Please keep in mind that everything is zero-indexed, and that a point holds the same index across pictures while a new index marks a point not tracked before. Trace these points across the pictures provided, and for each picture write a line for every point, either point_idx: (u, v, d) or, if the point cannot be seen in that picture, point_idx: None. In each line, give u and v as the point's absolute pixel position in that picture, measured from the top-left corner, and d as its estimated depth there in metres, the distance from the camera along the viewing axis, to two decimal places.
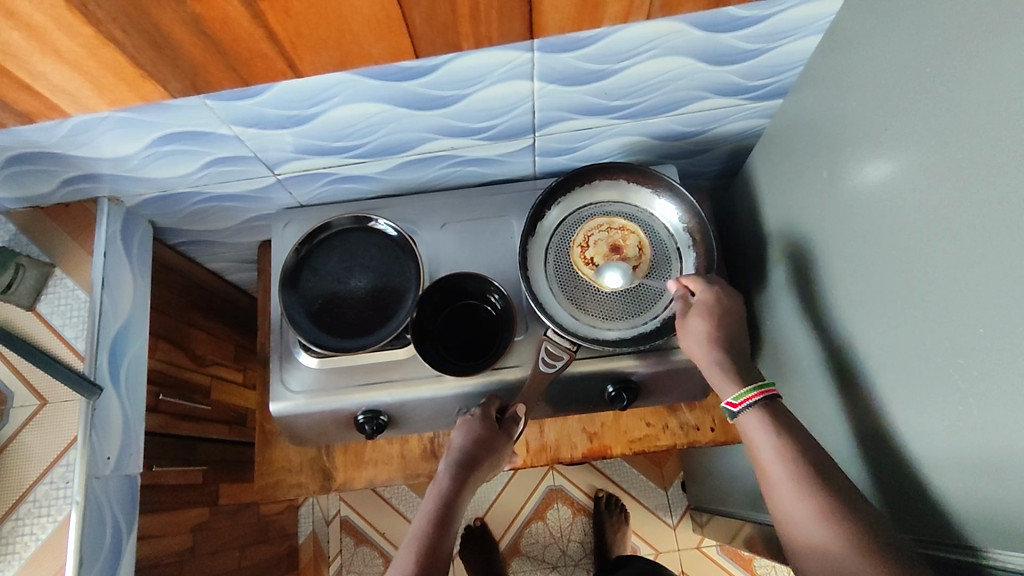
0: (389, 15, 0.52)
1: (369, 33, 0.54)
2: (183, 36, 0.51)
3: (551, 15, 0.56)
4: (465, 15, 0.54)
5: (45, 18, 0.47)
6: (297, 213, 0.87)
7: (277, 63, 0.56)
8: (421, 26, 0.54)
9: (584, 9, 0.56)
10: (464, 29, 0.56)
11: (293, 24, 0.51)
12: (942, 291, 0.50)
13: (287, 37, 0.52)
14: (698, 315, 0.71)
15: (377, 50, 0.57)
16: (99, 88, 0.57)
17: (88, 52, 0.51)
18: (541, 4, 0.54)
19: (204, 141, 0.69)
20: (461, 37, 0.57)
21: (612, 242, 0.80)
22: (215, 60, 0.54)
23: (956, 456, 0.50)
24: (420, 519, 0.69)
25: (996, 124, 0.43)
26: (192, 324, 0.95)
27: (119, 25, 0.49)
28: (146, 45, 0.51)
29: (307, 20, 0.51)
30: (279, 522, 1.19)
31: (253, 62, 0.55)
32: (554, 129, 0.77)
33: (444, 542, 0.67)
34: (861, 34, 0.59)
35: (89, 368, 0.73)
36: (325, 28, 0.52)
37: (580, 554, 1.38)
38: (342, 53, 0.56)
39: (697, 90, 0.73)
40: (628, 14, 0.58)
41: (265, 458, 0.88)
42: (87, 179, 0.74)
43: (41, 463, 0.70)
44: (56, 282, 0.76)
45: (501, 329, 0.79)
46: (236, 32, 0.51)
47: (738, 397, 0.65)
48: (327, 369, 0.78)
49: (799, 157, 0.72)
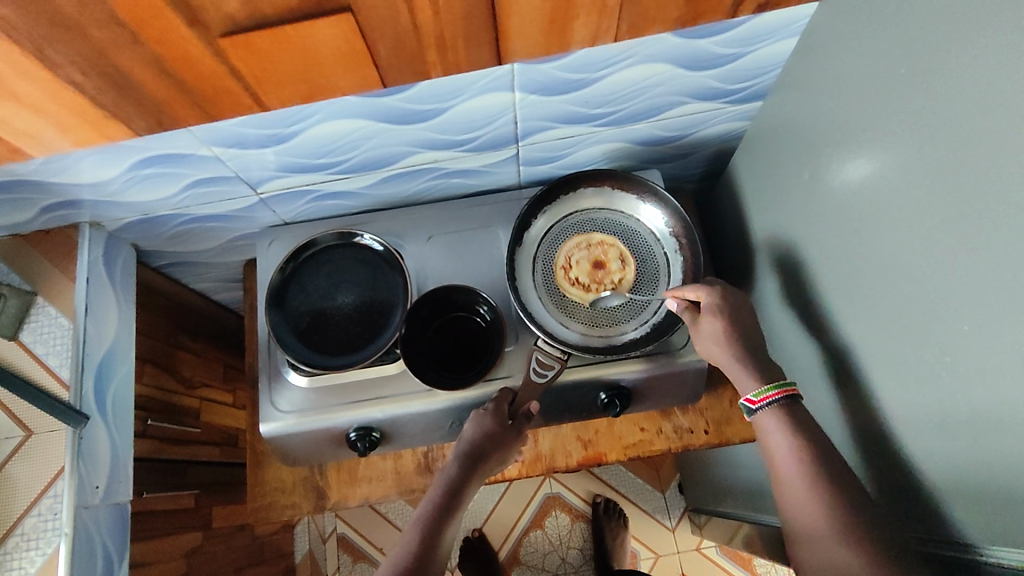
0: (355, 48, 0.50)
1: (335, 66, 0.51)
2: (143, 74, 0.49)
3: (520, 43, 0.53)
4: (431, 45, 0.51)
5: (5, 65, 0.46)
6: (281, 231, 0.86)
7: (243, 98, 0.53)
8: (388, 56, 0.51)
9: (552, 33, 0.52)
10: (431, 58, 0.52)
11: (257, 60, 0.49)
12: (928, 291, 0.50)
13: (251, 71, 0.50)
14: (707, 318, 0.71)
15: (344, 83, 0.54)
16: (64, 129, 0.55)
17: (48, 96, 0.50)
18: (507, 31, 0.51)
19: (183, 163, 0.68)
20: (429, 65, 0.53)
21: (593, 258, 0.80)
22: (181, 97, 0.52)
23: (956, 461, 0.50)
24: (426, 502, 0.73)
25: (984, 133, 0.43)
26: (178, 346, 0.94)
27: (77, 68, 0.47)
28: (108, 87, 0.50)
29: (272, 56, 0.49)
30: (274, 542, 1.18)
31: (218, 98, 0.53)
32: (537, 138, 0.77)
33: (444, 532, 0.70)
34: (837, 38, 0.59)
35: (74, 398, 0.72)
36: (290, 61, 0.50)
37: (579, 561, 1.37)
38: (307, 88, 0.53)
39: (678, 95, 0.74)
40: (596, 37, 0.54)
41: (257, 479, 0.87)
42: (66, 206, 0.73)
43: (26, 498, 0.69)
44: (38, 311, 0.75)
45: (491, 340, 0.78)
46: (198, 70, 0.49)
47: (758, 394, 0.65)
48: (317, 388, 0.77)
49: (780, 158, 0.72)
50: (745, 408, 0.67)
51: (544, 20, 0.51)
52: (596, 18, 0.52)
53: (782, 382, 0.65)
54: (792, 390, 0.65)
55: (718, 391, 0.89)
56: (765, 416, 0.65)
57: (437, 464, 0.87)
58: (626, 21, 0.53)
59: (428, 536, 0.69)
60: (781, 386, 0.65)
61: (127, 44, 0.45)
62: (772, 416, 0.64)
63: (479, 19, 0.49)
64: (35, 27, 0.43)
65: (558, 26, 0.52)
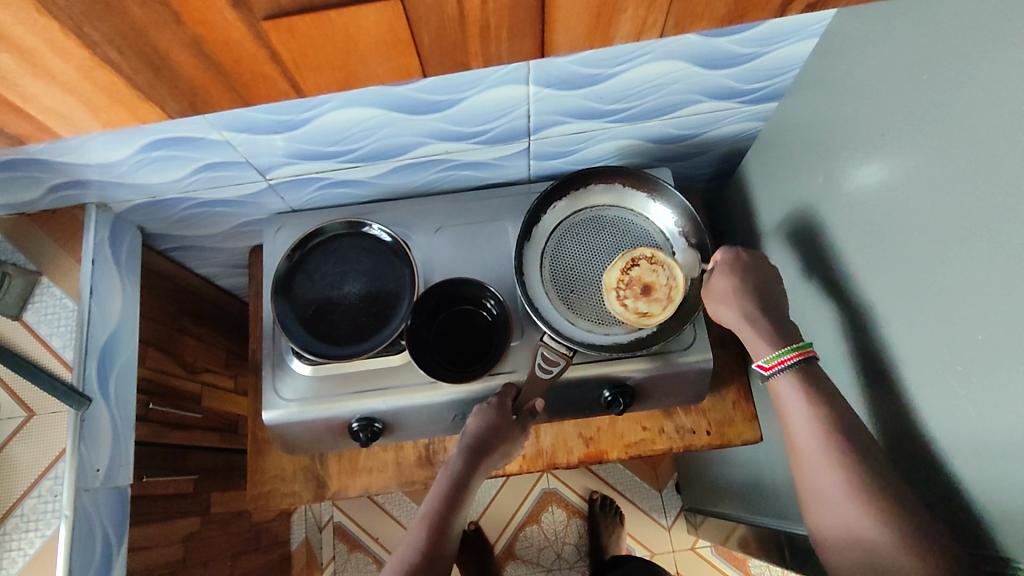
0: (397, 35, 0.49)
1: (375, 53, 0.51)
2: (182, 57, 0.48)
3: (567, 36, 0.52)
4: (475, 34, 0.50)
5: (38, 41, 0.45)
6: (288, 218, 0.85)
7: (280, 83, 0.52)
8: (430, 45, 0.51)
9: (598, 28, 0.51)
10: (474, 48, 0.51)
11: (298, 45, 0.48)
12: (944, 301, 0.49)
13: (290, 56, 0.49)
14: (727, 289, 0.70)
15: (382, 70, 0.53)
16: (94, 109, 0.54)
17: (82, 74, 0.49)
18: (554, 22, 0.50)
19: (193, 146, 0.68)
20: (471, 55, 0.52)
21: (652, 289, 0.74)
22: (215, 81, 0.51)
23: (972, 477, 0.49)
24: (431, 498, 0.72)
25: (1010, 146, 0.42)
26: (181, 331, 0.93)
27: (114, 47, 0.46)
28: (144, 68, 0.48)
29: (312, 40, 0.48)
30: (271, 529, 1.17)
31: (254, 83, 0.52)
32: (549, 133, 0.76)
33: (450, 530, 0.70)
34: (858, 41, 0.58)
35: (77, 379, 0.72)
36: (330, 47, 0.49)
37: (574, 557, 1.38)
38: (345, 76, 0.52)
39: (693, 94, 0.73)
40: (641, 33, 0.53)
41: (257, 467, 0.87)
42: (74, 185, 0.72)
43: (29, 476, 0.68)
44: (42, 291, 0.74)
45: (497, 334, 0.78)
46: (236, 52, 0.48)
47: (771, 359, 0.64)
48: (321, 377, 0.77)
49: (795, 160, 0.72)
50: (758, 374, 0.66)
51: (591, 13, 0.50)
52: (644, 12, 0.50)
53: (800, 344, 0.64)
54: (807, 353, 0.63)
55: (722, 392, 0.89)
56: (780, 377, 0.64)
57: (438, 457, 0.87)
58: (673, 16, 0.51)
59: (437, 533, 0.68)
60: (800, 349, 0.64)
61: (166, 24, 0.44)
62: (788, 376, 0.63)
63: (525, 10, 0.48)
64: (74, 3, 0.42)
65: (604, 20, 0.50)
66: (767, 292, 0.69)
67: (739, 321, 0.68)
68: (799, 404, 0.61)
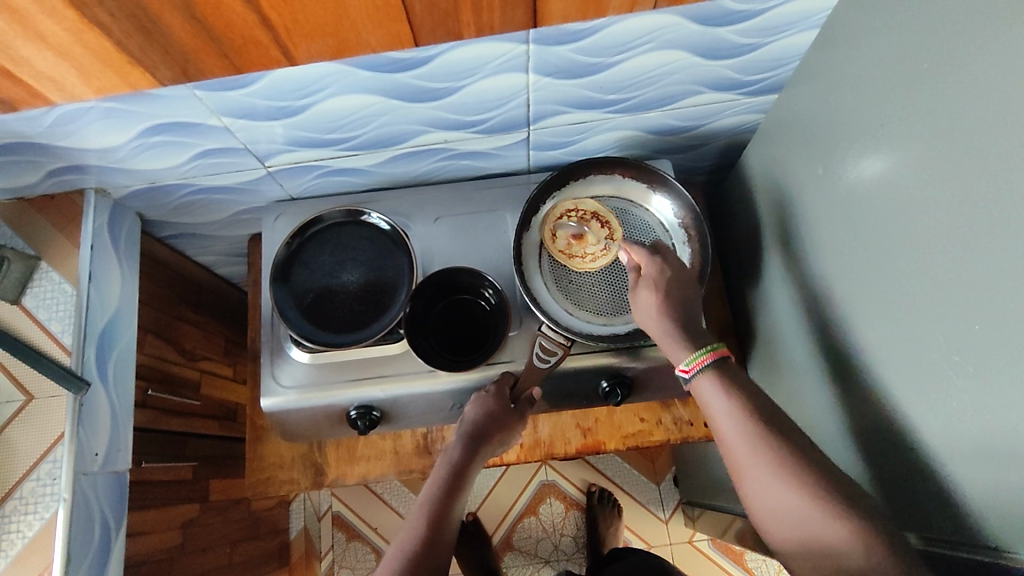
0: (389, 2, 0.50)
1: (368, 21, 0.52)
2: (172, 21, 0.49)
3: (559, 5, 0.54)
4: (467, 4, 0.52)
5: (28, 3, 0.45)
6: (288, 207, 0.85)
7: (271, 51, 0.54)
8: (422, 14, 0.52)
9: None
10: (466, 17, 0.54)
11: (289, 10, 0.49)
12: (939, 290, 0.49)
13: (282, 22, 0.50)
14: (646, 288, 0.69)
15: (375, 38, 0.55)
16: (85, 75, 0.55)
17: (73, 38, 0.49)
18: None
19: (193, 132, 0.68)
20: (463, 24, 0.55)
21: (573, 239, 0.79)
22: (206, 47, 0.53)
23: (962, 469, 0.49)
24: (431, 485, 0.71)
25: (1012, 131, 0.41)
26: (181, 318, 0.94)
27: (105, 9, 0.47)
28: (135, 31, 0.50)
29: (303, 7, 0.49)
30: (269, 518, 1.18)
31: (245, 49, 0.54)
32: (548, 123, 0.76)
33: (451, 515, 0.69)
34: (858, 33, 0.58)
35: (77, 363, 0.72)
36: (322, 12, 0.50)
37: (571, 549, 1.38)
38: (338, 42, 0.54)
39: (693, 84, 0.73)
40: (635, 2, 0.56)
41: (255, 453, 0.87)
42: (73, 170, 0.72)
43: (28, 459, 0.69)
44: (42, 275, 0.75)
45: (495, 324, 0.78)
46: (228, 19, 0.49)
47: (690, 361, 0.63)
48: (320, 364, 0.77)
49: (794, 153, 0.72)
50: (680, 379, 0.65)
51: None
52: None
53: (714, 345, 0.64)
54: (721, 353, 0.63)
55: None
56: (698, 379, 0.63)
57: (436, 446, 0.87)
58: None
59: (438, 517, 0.67)
60: (713, 349, 0.63)
61: None
62: (707, 375, 0.62)
63: None
64: None
65: None
66: (689, 300, 0.69)
67: (657, 325, 0.67)
68: (717, 393, 0.60)
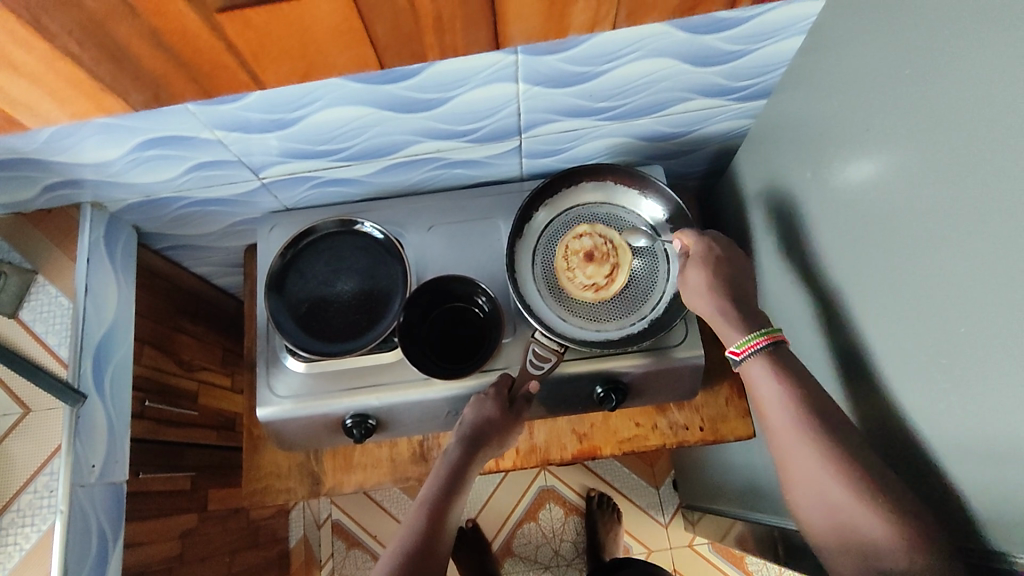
0: (351, 25, 0.51)
1: (332, 44, 0.53)
2: (156, 41, 0.50)
3: (519, 27, 0.55)
4: (429, 24, 0.53)
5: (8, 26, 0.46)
6: (282, 217, 0.86)
7: (240, 74, 0.55)
8: (384, 36, 0.53)
9: (552, 19, 0.55)
10: (429, 39, 0.54)
11: (254, 36, 0.50)
12: (930, 293, 0.50)
13: (247, 46, 0.51)
14: (696, 269, 0.72)
15: (341, 61, 0.56)
16: (70, 97, 0.56)
17: (55, 60, 0.50)
18: (505, 15, 0.53)
19: (186, 146, 0.69)
20: (426, 46, 0.56)
21: (588, 255, 0.78)
22: (177, 71, 0.53)
23: (959, 471, 0.49)
24: (429, 487, 0.72)
25: (1000, 136, 0.42)
26: (177, 329, 0.94)
27: (86, 32, 0.48)
28: (119, 53, 0.51)
29: (269, 32, 0.50)
30: (269, 526, 1.18)
31: (215, 74, 0.54)
32: (540, 131, 0.77)
33: (448, 517, 0.69)
34: (845, 39, 0.59)
35: (72, 377, 0.72)
36: (288, 36, 0.51)
37: (571, 554, 1.38)
38: (305, 65, 0.55)
39: (683, 91, 0.74)
40: (595, 23, 0.57)
41: (253, 463, 0.88)
42: (69, 185, 0.73)
43: (23, 474, 0.69)
44: (38, 289, 0.75)
45: (489, 330, 0.79)
46: (195, 44, 0.50)
47: (741, 344, 0.65)
48: (315, 374, 0.77)
49: (785, 157, 0.72)
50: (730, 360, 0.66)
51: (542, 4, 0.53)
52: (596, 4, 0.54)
53: (770, 329, 0.64)
54: (777, 337, 0.64)
55: (714, 389, 0.90)
56: (750, 363, 0.64)
57: (432, 453, 0.87)
58: None
59: (435, 517, 0.68)
60: (768, 333, 0.64)
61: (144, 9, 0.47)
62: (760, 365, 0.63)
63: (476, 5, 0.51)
64: None
65: (557, 12, 0.54)
66: (738, 284, 0.71)
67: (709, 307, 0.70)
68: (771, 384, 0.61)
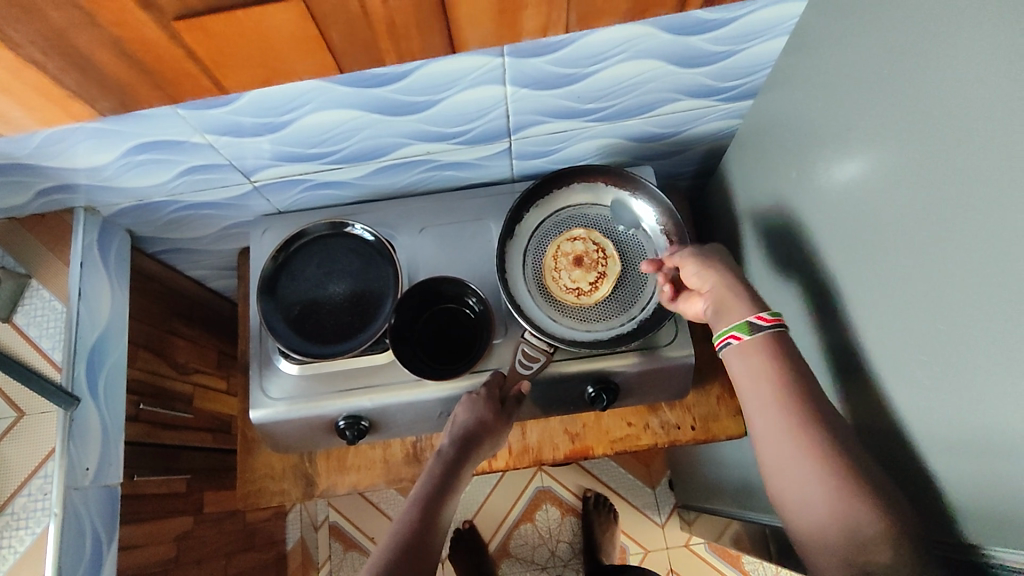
0: (307, 34, 0.52)
1: (291, 51, 0.54)
2: (145, 45, 0.51)
3: (475, 32, 0.56)
4: (383, 30, 0.54)
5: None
6: (275, 220, 0.87)
7: (201, 81, 0.56)
8: (341, 42, 0.54)
9: (505, 24, 0.56)
10: (385, 45, 0.56)
11: (213, 44, 0.52)
12: (915, 288, 0.50)
13: (208, 54, 0.53)
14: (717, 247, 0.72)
15: (302, 69, 0.57)
16: (61, 102, 0.57)
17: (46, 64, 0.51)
18: (458, 20, 0.54)
19: (177, 150, 0.69)
20: (383, 52, 0.57)
21: (576, 259, 0.80)
22: (141, 80, 0.55)
23: (945, 464, 0.49)
24: (420, 485, 0.72)
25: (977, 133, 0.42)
26: (172, 332, 0.95)
27: (76, 35, 0.49)
28: (107, 57, 0.52)
29: (228, 40, 0.51)
30: (265, 529, 1.18)
31: (179, 82, 0.56)
32: (530, 132, 0.77)
33: (437, 515, 0.69)
34: (828, 39, 0.59)
35: (66, 380, 0.73)
36: (246, 45, 0.52)
37: (568, 555, 1.38)
38: (267, 72, 0.56)
39: (671, 91, 0.74)
40: (548, 27, 0.58)
41: (247, 465, 0.88)
42: (62, 190, 0.74)
43: (17, 477, 0.70)
44: (32, 293, 0.76)
45: (480, 331, 0.79)
46: (156, 51, 0.52)
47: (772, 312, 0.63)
48: (307, 376, 0.78)
49: (773, 156, 0.73)
50: (753, 326, 0.62)
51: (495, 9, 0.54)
52: (546, 8, 0.55)
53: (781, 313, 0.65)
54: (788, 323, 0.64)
55: (707, 388, 0.90)
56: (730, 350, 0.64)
57: (426, 454, 0.88)
58: None
59: (425, 517, 0.68)
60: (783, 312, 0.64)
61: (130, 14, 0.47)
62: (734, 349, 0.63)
63: (429, 10, 0.52)
64: None
65: (509, 16, 0.55)
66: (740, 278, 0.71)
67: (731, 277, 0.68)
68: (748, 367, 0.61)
